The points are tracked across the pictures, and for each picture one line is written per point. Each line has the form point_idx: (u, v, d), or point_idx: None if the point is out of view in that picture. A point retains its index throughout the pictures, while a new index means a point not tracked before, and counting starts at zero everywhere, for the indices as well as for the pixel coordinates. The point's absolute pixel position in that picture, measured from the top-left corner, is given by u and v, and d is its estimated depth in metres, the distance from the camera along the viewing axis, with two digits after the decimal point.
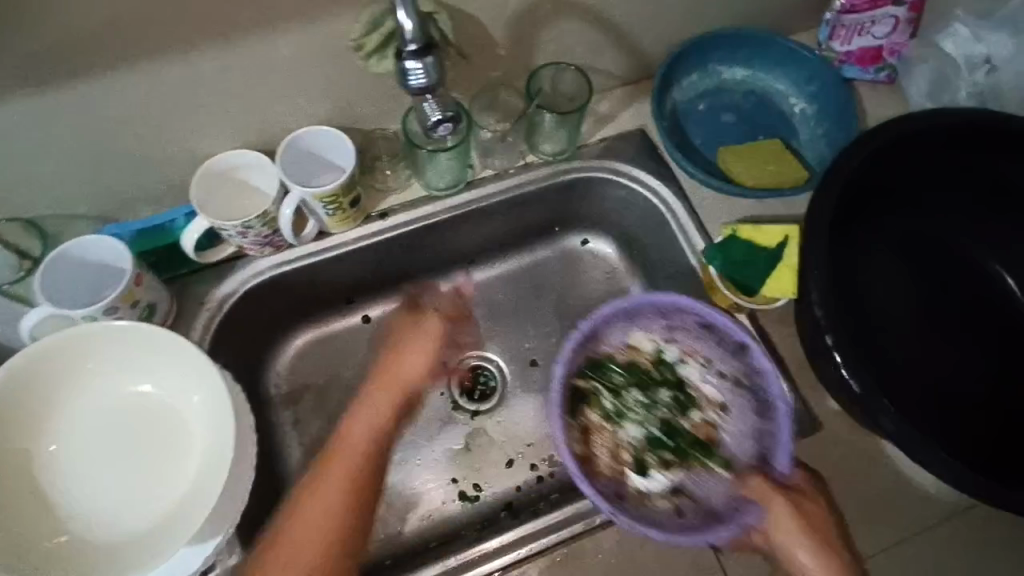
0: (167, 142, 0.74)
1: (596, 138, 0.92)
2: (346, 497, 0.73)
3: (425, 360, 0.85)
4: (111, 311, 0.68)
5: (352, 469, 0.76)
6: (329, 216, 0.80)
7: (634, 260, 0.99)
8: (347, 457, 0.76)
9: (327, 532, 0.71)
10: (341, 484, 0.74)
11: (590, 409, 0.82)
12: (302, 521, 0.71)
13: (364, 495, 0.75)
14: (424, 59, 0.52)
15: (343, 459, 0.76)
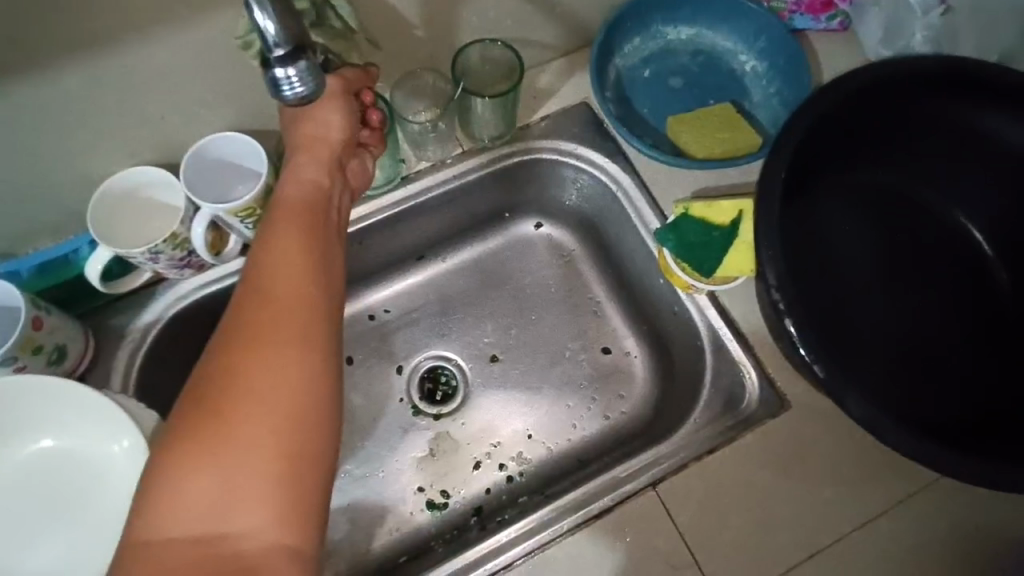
0: (57, 168, 0.66)
1: (536, 117, 0.86)
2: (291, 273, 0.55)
3: (321, 162, 0.65)
4: (8, 362, 0.61)
5: (293, 266, 0.55)
6: (251, 231, 0.74)
7: (591, 241, 0.94)
8: (278, 267, 0.55)
9: (280, 325, 0.51)
10: (287, 266, 0.55)
11: (741, 520, 0.68)
12: (247, 359, 0.49)
13: (314, 258, 0.57)
14: (298, 61, 0.40)
15: (273, 241, 0.56)
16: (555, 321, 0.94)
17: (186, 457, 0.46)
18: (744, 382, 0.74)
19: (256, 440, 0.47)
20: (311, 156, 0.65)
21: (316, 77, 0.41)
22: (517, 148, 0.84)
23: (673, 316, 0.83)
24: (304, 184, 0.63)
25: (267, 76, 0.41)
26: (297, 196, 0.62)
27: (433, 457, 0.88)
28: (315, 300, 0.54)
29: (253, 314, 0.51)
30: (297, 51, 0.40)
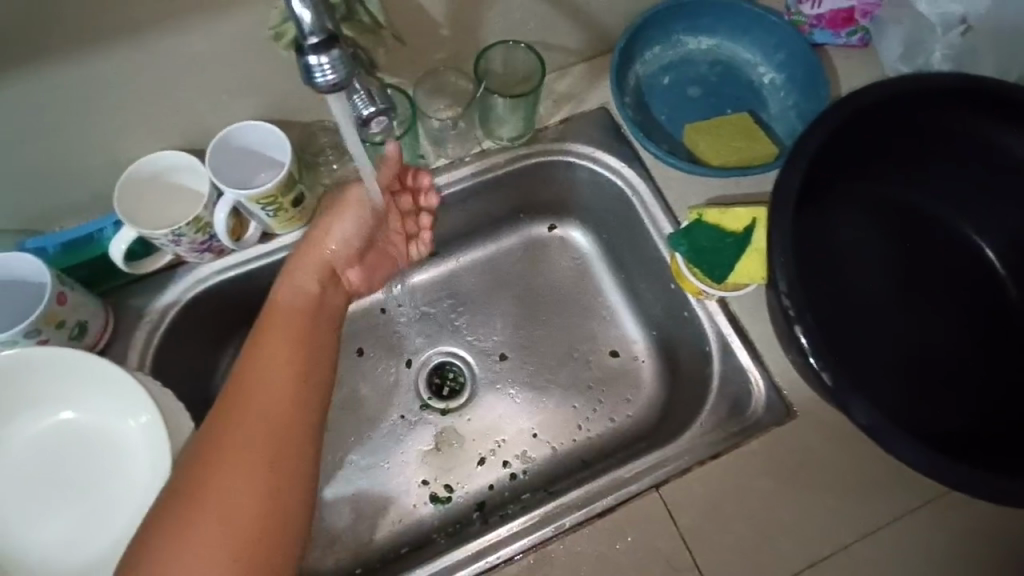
0: (88, 149, 0.68)
1: (555, 119, 0.87)
2: (285, 394, 0.60)
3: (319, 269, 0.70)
4: (32, 335, 0.63)
5: (280, 390, 0.60)
6: (271, 218, 0.75)
7: (604, 245, 0.95)
8: (274, 382, 0.60)
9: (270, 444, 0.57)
10: (281, 384, 0.60)
11: (743, 527, 0.68)
12: (227, 467, 0.55)
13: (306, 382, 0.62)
14: (330, 49, 0.41)
15: (275, 356, 0.62)
16: (564, 323, 0.95)
17: (168, 547, 0.51)
18: (751, 388, 0.74)
19: (227, 534, 0.53)
20: (311, 263, 0.70)
21: (348, 66, 0.42)
22: (535, 149, 0.85)
23: (683, 322, 0.83)
24: (306, 296, 0.68)
25: (301, 64, 0.42)
26: (298, 308, 0.67)
27: (439, 451, 0.89)
28: (303, 427, 0.60)
29: (247, 424, 0.58)
30: (331, 40, 0.41)
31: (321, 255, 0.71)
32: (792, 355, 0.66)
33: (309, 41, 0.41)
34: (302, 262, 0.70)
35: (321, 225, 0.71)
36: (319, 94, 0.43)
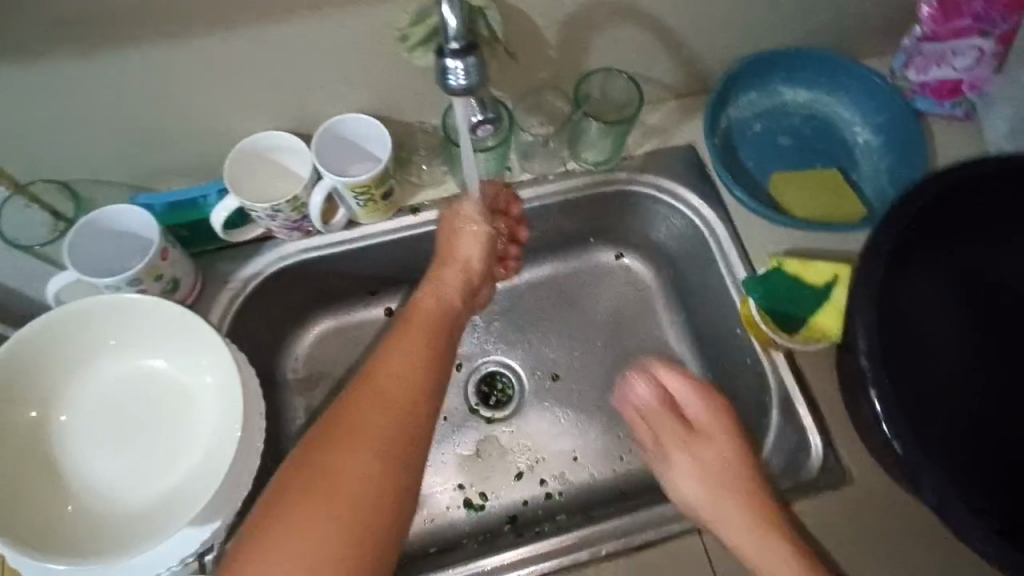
0: (206, 121, 0.73)
1: (642, 150, 0.88)
2: (414, 398, 0.61)
3: (455, 282, 0.73)
4: (134, 283, 0.67)
5: (412, 384, 0.61)
6: (359, 207, 0.79)
7: (670, 280, 0.95)
8: (404, 383, 0.61)
9: (393, 440, 0.57)
10: (412, 390, 0.61)
11: None
12: (354, 446, 0.56)
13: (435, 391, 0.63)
14: (468, 56, 0.45)
15: (408, 360, 0.63)
16: (619, 352, 0.95)
17: (291, 512, 0.53)
18: (809, 447, 0.72)
19: (349, 509, 0.54)
20: (448, 277, 0.73)
21: (482, 73, 0.46)
22: (619, 177, 0.86)
23: (744, 369, 0.82)
24: (441, 306, 0.71)
25: (440, 66, 0.46)
26: (433, 317, 0.69)
27: (478, 459, 0.90)
28: (427, 432, 0.59)
29: (381, 406, 0.59)
30: (470, 49, 0.45)
31: (457, 262, 0.74)
32: (861, 413, 0.66)
33: (452, 46, 0.44)
34: (441, 271, 0.73)
35: (461, 238, 0.75)
36: (451, 95, 0.46)
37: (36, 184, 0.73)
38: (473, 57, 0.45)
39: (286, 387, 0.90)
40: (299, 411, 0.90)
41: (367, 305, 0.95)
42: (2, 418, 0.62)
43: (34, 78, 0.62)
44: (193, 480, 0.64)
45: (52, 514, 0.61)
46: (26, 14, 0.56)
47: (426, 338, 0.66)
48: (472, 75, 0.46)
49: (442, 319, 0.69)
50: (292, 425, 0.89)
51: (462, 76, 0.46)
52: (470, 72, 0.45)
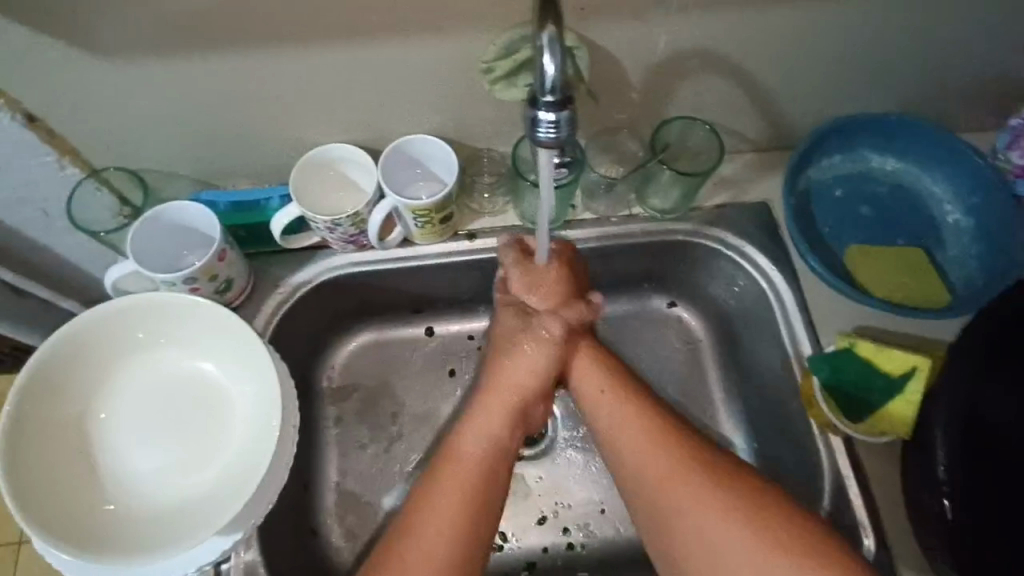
0: (279, 127, 0.73)
1: (712, 202, 0.84)
2: (476, 487, 0.66)
3: (495, 420, 0.70)
4: (190, 280, 0.68)
5: (444, 544, 0.62)
6: (417, 228, 0.78)
7: (722, 338, 0.91)
8: (465, 475, 0.66)
9: None
10: (468, 504, 0.64)
11: None
12: None
13: (473, 538, 0.63)
14: (562, 110, 0.45)
15: (463, 475, 0.66)
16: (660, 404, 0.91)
17: None
18: (859, 544, 0.68)
19: None
20: (493, 414, 0.70)
21: (573, 126, 0.46)
22: (685, 228, 0.83)
23: (795, 446, 0.78)
24: (484, 444, 0.69)
25: (531, 118, 0.46)
26: (479, 455, 0.68)
27: (502, 496, 0.87)
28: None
29: (416, 572, 0.60)
30: (565, 103, 0.45)
31: (508, 395, 0.71)
32: (918, 503, 0.63)
33: (546, 99, 0.45)
34: (483, 408, 0.71)
35: (506, 368, 0.72)
36: (540, 146, 0.47)
37: (107, 170, 0.74)
38: (566, 111, 0.46)
39: (320, 394, 0.90)
40: (329, 421, 0.89)
41: (409, 323, 0.93)
42: (46, 407, 0.62)
43: (122, 73, 0.63)
44: (224, 486, 0.63)
45: (84, 509, 0.61)
46: (124, 13, 0.57)
47: (464, 496, 0.65)
48: (563, 128, 0.46)
49: (495, 458, 0.69)
50: (320, 435, 0.88)
51: (551, 129, 0.46)
52: (560, 126, 0.46)
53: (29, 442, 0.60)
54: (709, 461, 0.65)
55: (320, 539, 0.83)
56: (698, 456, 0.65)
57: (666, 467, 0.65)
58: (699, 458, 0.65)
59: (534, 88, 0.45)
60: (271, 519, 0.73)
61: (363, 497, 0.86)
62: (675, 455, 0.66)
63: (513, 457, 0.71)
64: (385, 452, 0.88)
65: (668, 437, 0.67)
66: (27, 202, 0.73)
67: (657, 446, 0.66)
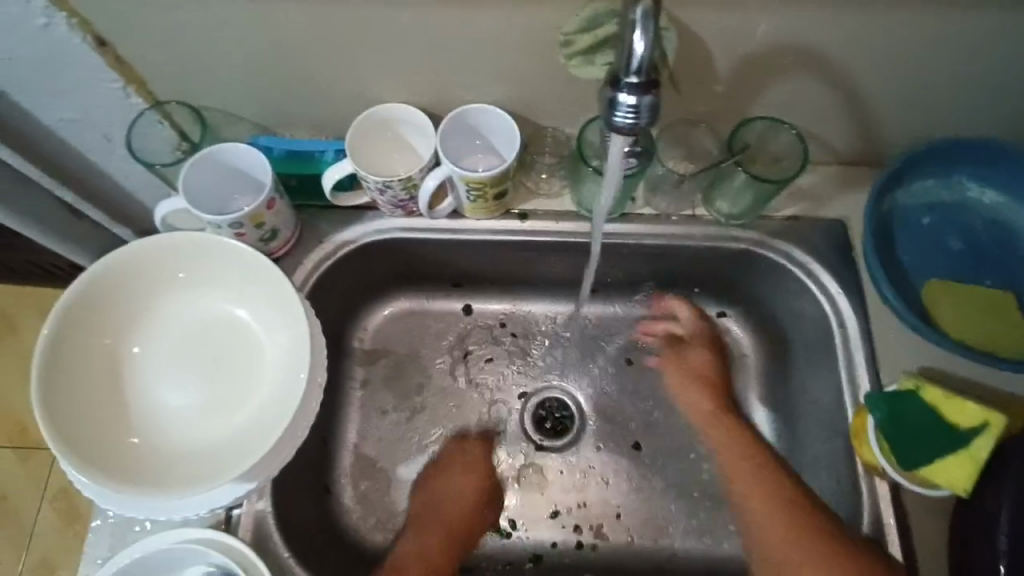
0: (341, 80, 0.70)
1: (784, 213, 0.78)
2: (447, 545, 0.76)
3: (468, 484, 0.82)
4: (236, 225, 0.67)
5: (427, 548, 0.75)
6: (469, 201, 0.75)
7: (771, 359, 0.86)
8: (421, 557, 0.74)
9: None
10: (437, 546, 0.75)
11: None
12: None
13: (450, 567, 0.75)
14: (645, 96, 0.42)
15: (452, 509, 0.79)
16: None
17: None
18: None
19: None
20: (463, 476, 0.82)
21: (654, 113, 0.43)
22: (747, 239, 0.78)
23: (834, 483, 0.73)
24: (457, 498, 0.81)
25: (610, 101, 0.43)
26: (450, 512, 0.79)
27: (518, 484, 0.86)
28: None
29: None
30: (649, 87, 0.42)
31: (475, 466, 0.83)
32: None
33: (630, 79, 0.42)
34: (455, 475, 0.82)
35: (448, 476, 0.82)
36: (615, 132, 0.44)
37: (170, 105, 0.73)
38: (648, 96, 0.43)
39: (351, 355, 0.89)
40: (356, 382, 0.89)
41: (447, 296, 0.92)
42: (83, 333, 0.63)
43: (191, 7, 0.61)
44: (250, 433, 0.64)
45: (113, 443, 0.61)
46: None
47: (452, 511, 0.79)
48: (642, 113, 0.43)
49: (463, 519, 0.79)
50: (346, 395, 0.88)
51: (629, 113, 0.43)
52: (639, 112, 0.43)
53: (64, 366, 0.61)
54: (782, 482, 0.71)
55: (333, 498, 0.83)
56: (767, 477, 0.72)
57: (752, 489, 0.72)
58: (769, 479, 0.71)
59: (618, 66, 0.42)
60: (288, 472, 0.73)
61: (380, 463, 0.86)
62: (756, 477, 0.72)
63: (481, 525, 0.81)
64: (408, 421, 0.88)
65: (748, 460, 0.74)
66: (91, 127, 0.74)
67: (764, 482, 0.71)
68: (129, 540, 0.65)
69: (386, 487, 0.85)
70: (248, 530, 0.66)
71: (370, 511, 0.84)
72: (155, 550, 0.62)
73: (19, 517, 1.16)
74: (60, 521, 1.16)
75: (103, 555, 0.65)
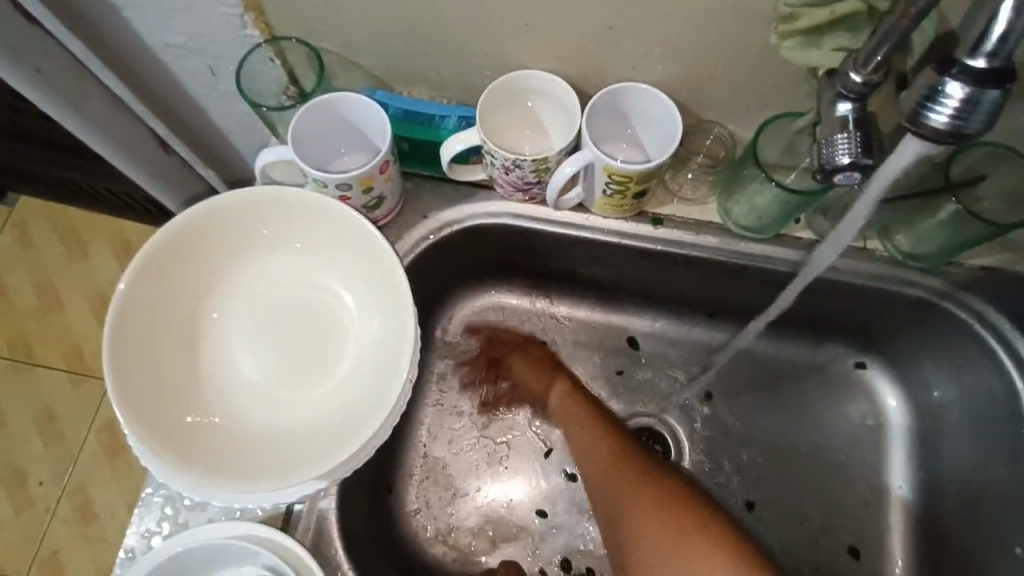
0: (482, 39, 0.60)
1: (979, 263, 0.64)
2: None
3: None
4: (344, 187, 0.58)
5: None
6: (603, 195, 0.64)
7: (921, 428, 0.73)
8: None
9: None
10: None
11: None
12: None
13: None
14: (986, 91, 0.36)
15: None
16: (813, 478, 0.76)
17: None
18: None
19: None
20: None
21: (989, 115, 0.37)
22: (925, 287, 0.65)
23: None
24: None
25: (932, 91, 0.37)
26: None
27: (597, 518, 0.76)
28: None
29: None
30: (997, 83, 0.36)
31: None
32: None
33: (976, 64, 0.36)
34: None
35: None
36: (927, 132, 0.38)
37: (288, 41, 0.64)
38: (990, 92, 0.36)
39: (432, 345, 0.81)
40: (433, 374, 0.80)
41: (546, 297, 0.82)
42: (161, 290, 0.55)
43: None
44: (333, 423, 0.56)
45: (180, 417, 0.54)
46: None
47: None
48: (971, 113, 0.37)
49: None
50: (422, 388, 0.79)
51: (944, 111, 0.37)
52: (967, 107, 0.37)
53: (136, 323, 0.53)
54: (652, 479, 0.64)
55: (394, 500, 0.75)
56: (635, 468, 0.66)
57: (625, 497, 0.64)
58: (644, 482, 0.64)
59: (961, 49, 0.36)
60: (357, 471, 0.65)
61: (448, 470, 0.77)
62: (629, 486, 0.65)
63: None
64: (484, 428, 0.79)
65: (619, 466, 0.67)
66: (200, 54, 0.67)
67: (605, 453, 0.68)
68: (180, 519, 0.58)
69: (450, 498, 0.76)
70: (311, 530, 0.58)
71: (430, 521, 0.75)
72: (215, 543, 0.55)
73: (65, 441, 1.13)
74: (105, 453, 1.13)
75: (151, 531, 0.57)
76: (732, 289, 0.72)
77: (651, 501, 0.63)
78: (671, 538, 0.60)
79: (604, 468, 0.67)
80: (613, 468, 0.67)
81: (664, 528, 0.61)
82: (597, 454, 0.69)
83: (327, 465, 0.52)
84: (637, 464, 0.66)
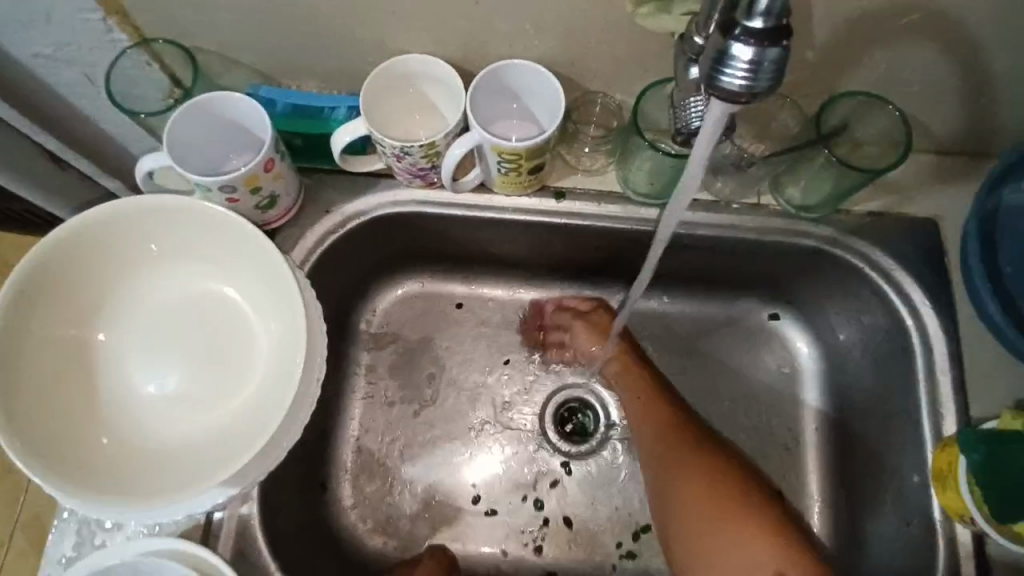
0: (357, 26, 0.59)
1: (866, 208, 0.67)
2: None
3: None
4: (228, 189, 0.57)
5: None
6: (499, 174, 0.64)
7: (833, 372, 0.76)
8: None
9: None
10: None
11: None
12: None
13: None
14: (768, 49, 0.37)
15: None
16: (739, 430, 0.78)
17: None
18: None
19: None
20: None
21: (774, 73, 0.38)
22: (819, 236, 0.67)
23: (902, 524, 0.65)
24: None
25: (720, 55, 0.38)
26: None
27: (532, 490, 0.78)
28: None
29: None
30: (774, 39, 0.37)
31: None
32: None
33: (752, 25, 0.37)
34: None
35: None
36: (723, 94, 0.39)
37: (158, 42, 0.62)
38: (772, 50, 0.37)
39: (357, 338, 0.80)
40: (361, 368, 0.80)
41: (466, 280, 0.82)
42: (45, 314, 0.54)
43: None
44: (238, 428, 0.56)
45: (78, 439, 0.53)
46: None
47: None
48: (760, 74, 0.38)
49: None
50: (351, 382, 0.79)
51: (739, 73, 0.38)
52: (756, 67, 0.37)
53: (20, 349, 0.52)
54: (721, 472, 0.64)
55: (331, 496, 0.75)
56: (697, 451, 0.66)
57: (679, 475, 0.65)
58: (706, 468, 0.64)
59: (738, 11, 0.37)
60: (280, 471, 0.65)
61: (384, 460, 0.78)
62: (686, 468, 0.65)
63: None
64: (416, 415, 0.79)
65: (680, 451, 0.66)
66: (71, 64, 0.65)
67: (664, 438, 0.67)
68: (97, 541, 0.57)
69: (388, 487, 0.77)
70: (231, 536, 0.58)
71: (370, 512, 0.76)
72: (130, 560, 0.54)
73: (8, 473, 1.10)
74: None
75: (67, 557, 0.57)
76: (642, 254, 0.73)
77: (717, 493, 0.63)
78: (725, 532, 0.61)
79: (665, 452, 0.67)
80: (673, 451, 0.66)
81: (714, 516, 0.62)
82: (659, 436, 0.68)
83: (229, 470, 0.51)
84: (699, 452, 0.66)
